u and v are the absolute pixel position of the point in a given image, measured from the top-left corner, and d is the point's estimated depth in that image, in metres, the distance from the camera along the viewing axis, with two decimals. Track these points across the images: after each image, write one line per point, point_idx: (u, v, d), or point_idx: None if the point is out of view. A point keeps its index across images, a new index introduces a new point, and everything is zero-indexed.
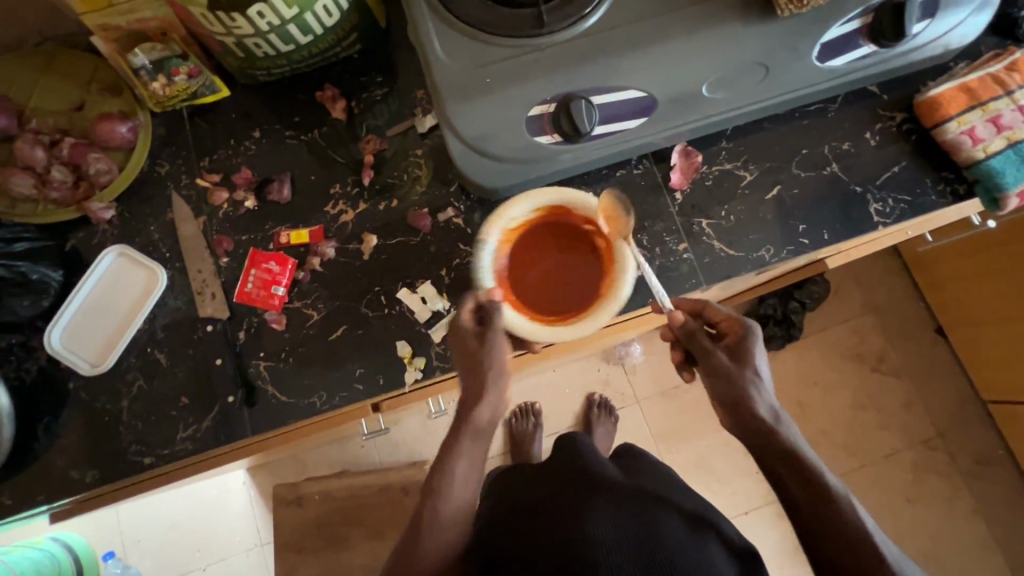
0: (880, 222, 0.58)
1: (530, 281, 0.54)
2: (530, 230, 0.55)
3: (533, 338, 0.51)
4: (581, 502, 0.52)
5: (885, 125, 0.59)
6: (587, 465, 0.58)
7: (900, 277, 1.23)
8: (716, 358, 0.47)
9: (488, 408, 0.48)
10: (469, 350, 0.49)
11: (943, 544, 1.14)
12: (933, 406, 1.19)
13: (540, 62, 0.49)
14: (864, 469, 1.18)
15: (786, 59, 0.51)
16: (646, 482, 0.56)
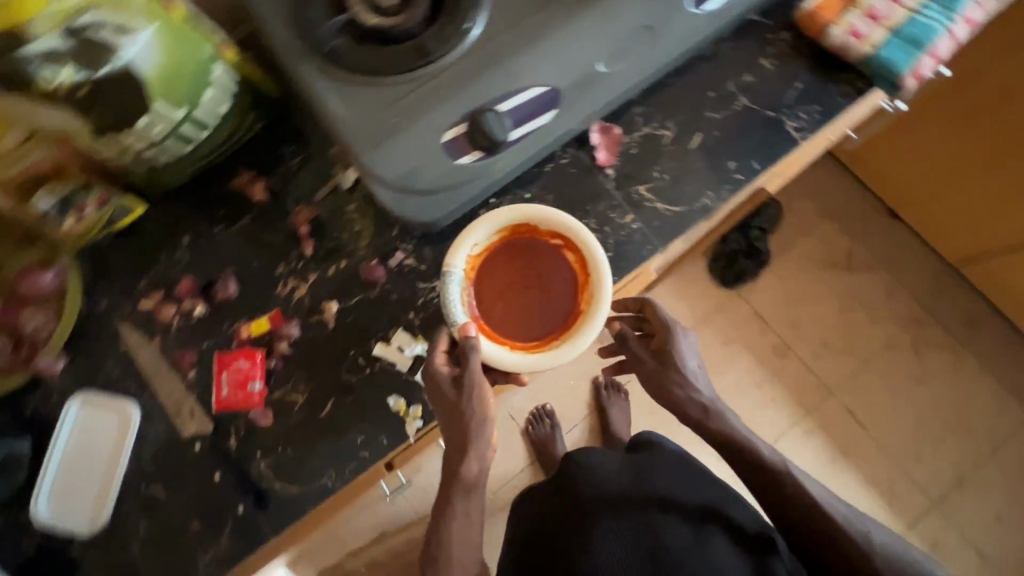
0: (800, 137, 0.60)
1: (506, 308, 0.56)
2: (491, 255, 0.57)
3: (516, 368, 0.53)
4: (594, 518, 0.61)
5: (777, 46, 0.61)
6: (599, 472, 0.66)
7: (842, 176, 1.28)
8: (651, 359, 0.57)
9: (475, 459, 0.51)
10: (446, 404, 0.51)
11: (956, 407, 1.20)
12: (909, 285, 1.24)
13: (437, 89, 0.50)
14: (867, 363, 1.22)
15: (666, 17, 0.53)
16: (653, 475, 0.65)
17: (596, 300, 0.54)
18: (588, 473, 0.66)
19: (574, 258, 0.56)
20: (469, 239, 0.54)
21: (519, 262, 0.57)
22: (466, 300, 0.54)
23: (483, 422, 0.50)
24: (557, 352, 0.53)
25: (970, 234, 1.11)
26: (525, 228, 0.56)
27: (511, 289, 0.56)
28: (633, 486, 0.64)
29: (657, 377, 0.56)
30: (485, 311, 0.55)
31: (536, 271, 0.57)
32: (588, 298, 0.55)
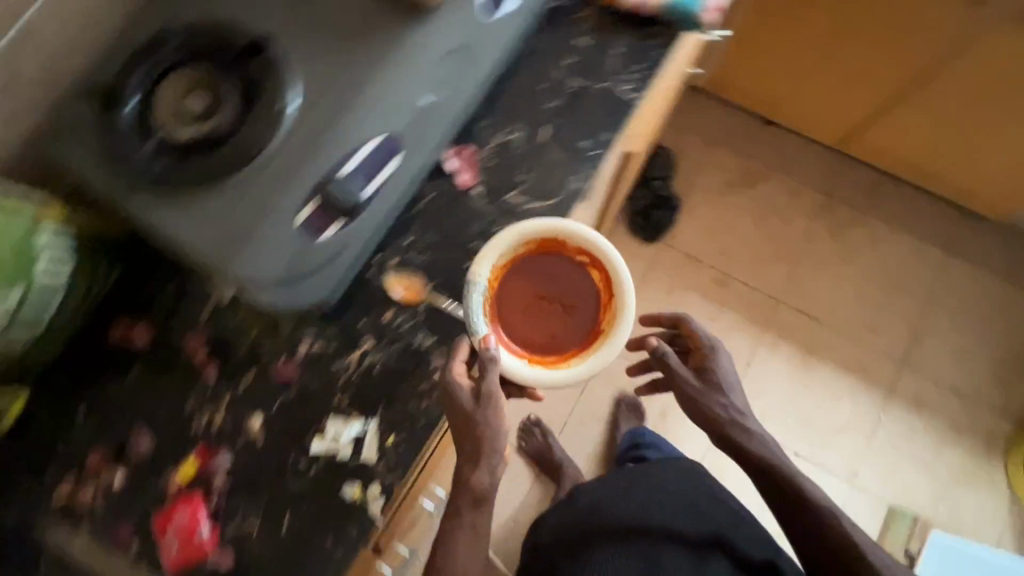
0: (637, 97, 0.62)
1: (530, 316, 0.58)
2: (514, 263, 0.58)
3: (531, 381, 0.55)
4: (610, 540, 0.71)
5: (586, 21, 0.64)
6: (611, 499, 0.77)
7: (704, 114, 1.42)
8: (698, 379, 0.65)
9: (486, 470, 0.52)
10: (461, 415, 0.52)
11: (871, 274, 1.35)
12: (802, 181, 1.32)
13: (275, 176, 0.50)
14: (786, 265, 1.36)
15: (465, 36, 0.55)
16: (660, 493, 0.77)
17: (619, 322, 0.56)
18: (603, 506, 0.76)
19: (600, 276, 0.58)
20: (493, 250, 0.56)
21: (544, 270, 0.59)
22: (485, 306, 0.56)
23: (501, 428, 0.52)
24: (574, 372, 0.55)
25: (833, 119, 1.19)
26: (556, 241, 0.58)
27: (533, 299, 0.59)
28: (641, 511, 0.75)
29: (698, 394, 0.64)
30: (509, 319, 0.58)
31: (561, 285, 0.59)
32: (613, 320, 0.57)
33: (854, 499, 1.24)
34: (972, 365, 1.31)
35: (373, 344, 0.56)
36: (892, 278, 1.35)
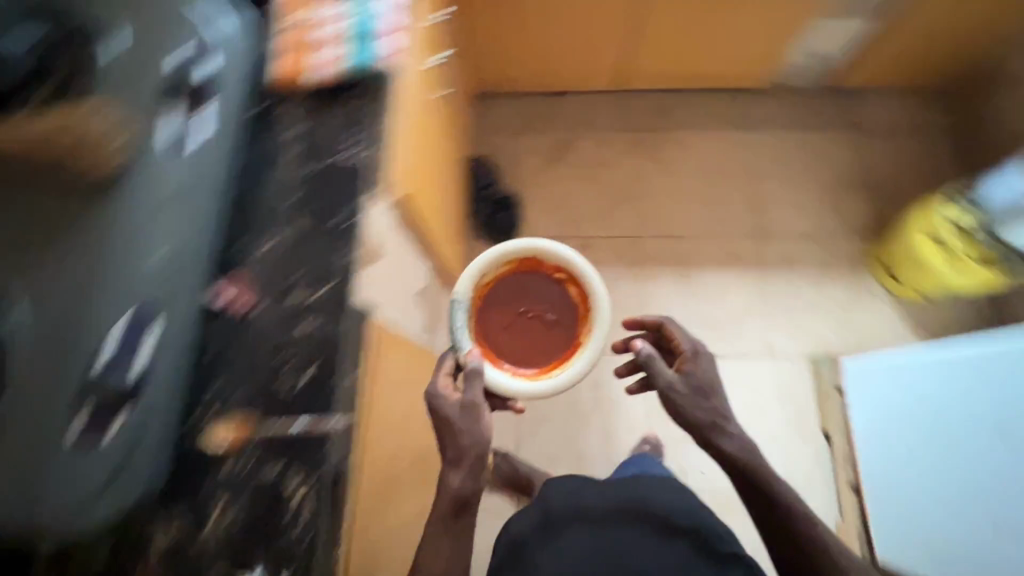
0: (364, 162, 0.67)
1: (511, 329, 0.87)
2: (497, 287, 0.88)
3: (505, 384, 0.81)
4: (583, 526, 0.86)
5: (290, 115, 0.69)
6: (590, 496, 0.90)
7: (511, 109, 1.59)
8: (680, 377, 0.81)
9: (459, 475, 0.75)
10: (446, 421, 0.77)
11: (699, 178, 1.52)
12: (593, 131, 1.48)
13: (34, 402, 0.52)
14: (627, 203, 1.51)
15: (164, 188, 0.58)
16: (633, 493, 0.91)
17: (590, 333, 0.84)
18: (583, 502, 0.90)
19: (574, 292, 0.88)
20: (473, 274, 0.84)
21: (517, 293, 0.89)
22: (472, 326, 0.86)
23: (478, 443, 0.74)
24: (552, 379, 0.82)
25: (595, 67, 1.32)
26: (538, 263, 0.88)
27: (515, 315, 0.88)
28: (614, 504, 0.89)
29: (678, 394, 0.80)
30: (492, 333, 0.87)
31: (537, 305, 0.88)
32: (586, 334, 0.85)
33: (778, 366, 1.38)
34: (820, 211, 1.47)
35: (222, 495, 0.61)
36: (720, 173, 1.52)
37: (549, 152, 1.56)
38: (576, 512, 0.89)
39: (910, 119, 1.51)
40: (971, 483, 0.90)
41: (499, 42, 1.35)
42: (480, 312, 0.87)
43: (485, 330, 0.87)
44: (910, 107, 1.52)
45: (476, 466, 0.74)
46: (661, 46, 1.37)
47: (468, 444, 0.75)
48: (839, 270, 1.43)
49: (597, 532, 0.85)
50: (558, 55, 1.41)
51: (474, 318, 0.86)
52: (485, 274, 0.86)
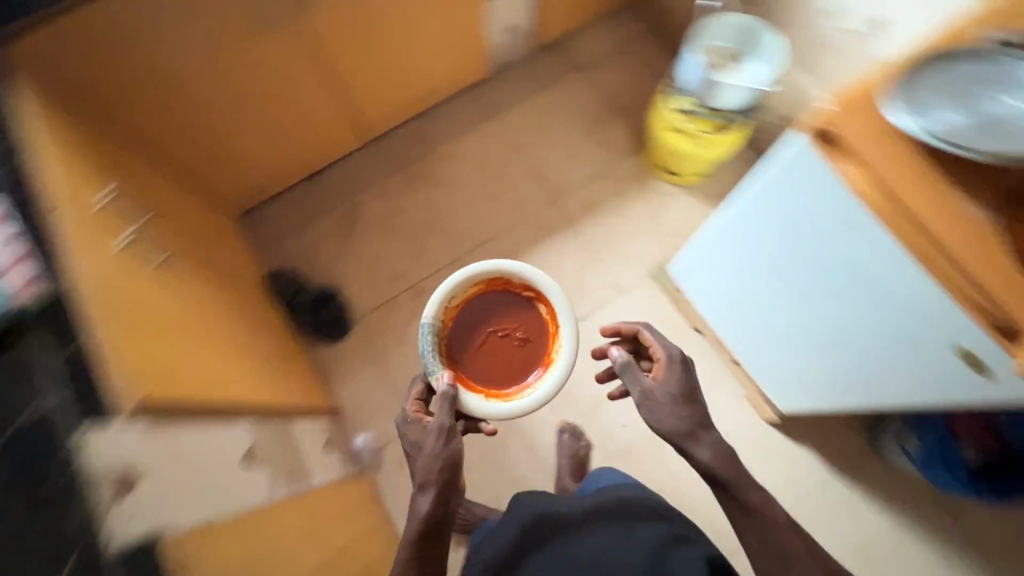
0: (56, 410, 0.73)
1: (485, 349, 1.16)
2: (470, 304, 1.18)
3: (479, 404, 1.07)
4: (560, 540, 0.89)
5: None
6: (570, 507, 0.94)
7: (286, 207, 1.56)
8: (661, 380, 0.90)
9: (426, 497, 0.88)
10: (417, 440, 0.95)
11: (481, 177, 1.57)
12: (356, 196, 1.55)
13: None
14: (433, 233, 1.53)
15: None
16: (615, 506, 0.94)
17: (559, 351, 1.13)
18: (561, 512, 0.93)
19: (545, 309, 1.17)
20: (444, 296, 1.13)
21: (486, 319, 1.18)
22: (444, 343, 1.15)
23: (442, 469, 0.89)
24: (517, 401, 1.10)
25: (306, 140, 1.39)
26: (507, 284, 1.17)
27: (489, 338, 1.17)
28: (592, 515, 0.92)
29: (653, 397, 0.88)
30: (470, 352, 1.16)
31: (511, 328, 1.17)
32: (554, 350, 1.14)
33: (631, 298, 1.46)
34: (593, 150, 1.57)
35: None
36: (496, 164, 1.58)
37: (341, 227, 1.54)
38: (554, 524, 0.91)
39: (622, 38, 1.65)
40: (826, 340, 0.87)
41: (218, 168, 1.32)
42: (453, 329, 1.17)
43: (455, 348, 1.16)
44: (614, 30, 1.67)
45: (449, 487, 0.89)
46: (371, 91, 1.40)
47: (436, 472, 0.89)
48: (633, 190, 1.53)
49: (576, 541, 0.88)
50: (287, 145, 1.38)
51: (445, 338, 1.15)
52: (453, 301, 1.15)
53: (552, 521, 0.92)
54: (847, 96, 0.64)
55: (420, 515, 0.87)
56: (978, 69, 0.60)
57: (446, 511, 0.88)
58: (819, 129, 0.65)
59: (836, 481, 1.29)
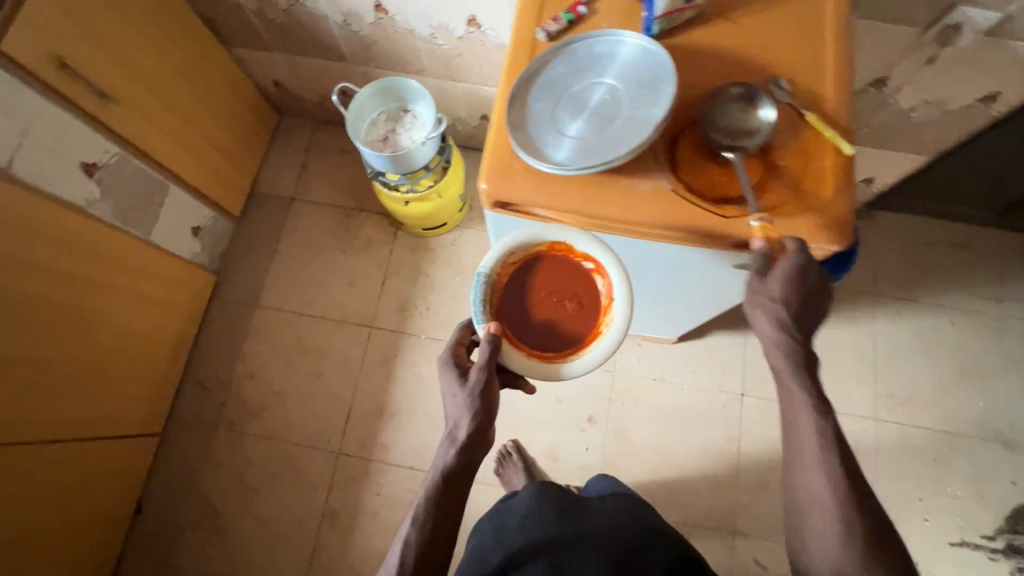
0: None
1: (540, 307, 0.71)
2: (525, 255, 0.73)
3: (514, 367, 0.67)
4: (585, 535, 0.77)
5: None
6: (594, 514, 0.84)
7: (138, 564, 1.28)
8: (776, 277, 0.57)
9: (446, 450, 0.72)
10: (449, 379, 0.76)
11: (292, 365, 1.41)
12: (197, 486, 1.33)
13: None
14: (296, 451, 1.34)
15: None
16: (638, 522, 0.84)
17: (613, 318, 0.68)
18: (586, 515, 0.82)
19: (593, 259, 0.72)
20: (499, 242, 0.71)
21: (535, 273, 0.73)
22: (494, 300, 0.71)
23: (469, 422, 0.71)
24: (572, 364, 0.68)
25: (92, 498, 1.17)
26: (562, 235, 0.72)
27: (551, 294, 0.71)
28: (621, 521, 0.82)
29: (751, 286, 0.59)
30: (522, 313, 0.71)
31: (569, 289, 0.71)
32: (605, 321, 0.69)
33: None
34: (365, 256, 1.49)
35: None
36: (294, 341, 1.43)
37: (207, 529, 1.30)
38: (567, 531, 0.78)
39: (301, 150, 1.58)
40: (685, 303, 0.92)
41: None
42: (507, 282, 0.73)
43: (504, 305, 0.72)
44: (294, 148, 1.58)
45: (474, 442, 0.71)
46: (114, 397, 1.19)
47: (463, 424, 0.72)
48: (424, 261, 1.48)
49: (599, 533, 0.78)
50: (76, 518, 1.14)
51: (494, 294, 0.72)
52: (511, 254, 0.71)
53: (576, 518, 0.81)
54: (489, 167, 0.62)
55: (440, 467, 0.72)
56: (557, 79, 0.62)
57: (466, 463, 0.72)
58: (494, 202, 0.63)
59: (751, 336, 1.39)
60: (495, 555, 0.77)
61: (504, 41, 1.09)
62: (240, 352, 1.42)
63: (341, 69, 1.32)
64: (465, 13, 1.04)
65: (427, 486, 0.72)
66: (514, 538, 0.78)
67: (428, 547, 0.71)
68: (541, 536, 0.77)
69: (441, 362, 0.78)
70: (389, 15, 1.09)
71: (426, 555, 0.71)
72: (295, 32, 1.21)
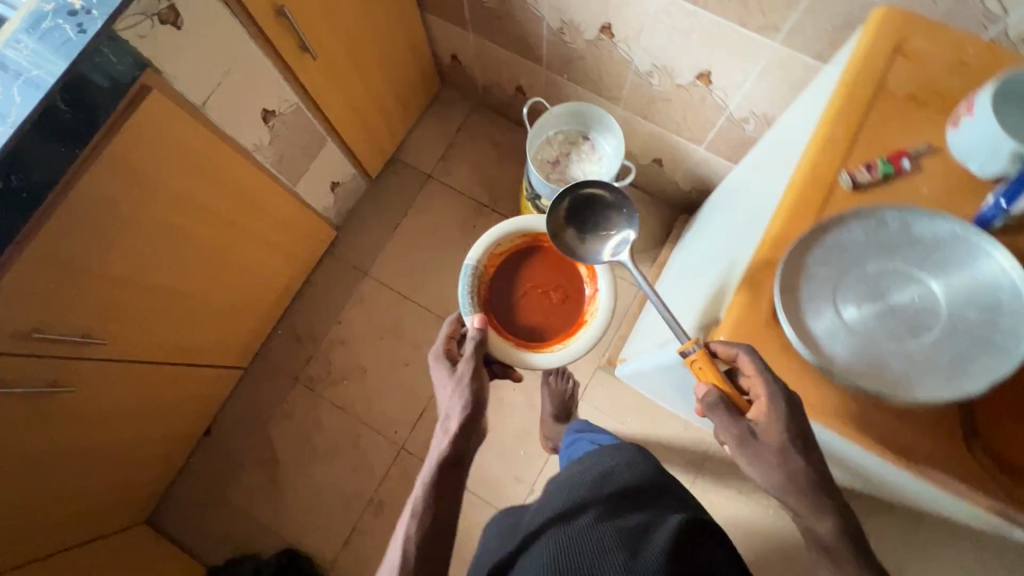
0: None
1: (527, 302, 1.15)
2: (510, 257, 1.17)
3: (505, 346, 1.08)
4: (599, 501, 0.64)
5: None
6: (604, 473, 0.71)
7: (194, 483, 1.34)
8: (767, 431, 0.51)
9: (440, 436, 0.77)
10: (439, 372, 0.91)
11: (383, 344, 1.40)
12: (267, 427, 1.36)
13: None
14: (364, 430, 1.35)
15: None
16: (657, 486, 0.71)
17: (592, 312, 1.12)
18: (597, 477, 0.70)
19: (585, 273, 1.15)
20: (490, 246, 1.13)
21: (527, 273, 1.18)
22: (484, 287, 1.15)
23: (459, 409, 0.78)
24: (556, 347, 1.10)
25: (184, 409, 1.22)
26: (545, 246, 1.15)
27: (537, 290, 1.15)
28: (637, 484, 0.69)
29: (740, 448, 0.54)
30: (508, 307, 1.15)
31: (550, 288, 1.16)
32: (589, 310, 1.13)
33: (604, 390, 1.34)
34: None
35: None
36: (391, 321, 1.41)
37: (264, 473, 1.33)
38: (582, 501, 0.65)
39: (453, 128, 1.52)
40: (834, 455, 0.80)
41: (116, 496, 1.16)
42: (496, 277, 1.16)
43: (495, 296, 1.16)
44: (446, 124, 1.52)
45: (468, 430, 0.76)
46: (228, 328, 1.22)
47: (456, 413, 0.77)
48: None
49: (612, 502, 0.64)
50: (166, 426, 1.19)
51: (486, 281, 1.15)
52: (496, 252, 1.15)
53: (589, 482, 0.69)
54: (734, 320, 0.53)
55: (434, 456, 0.75)
56: (852, 247, 0.51)
57: (460, 453, 0.74)
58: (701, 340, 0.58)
59: None
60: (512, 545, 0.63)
61: (730, 106, 0.96)
62: (339, 314, 1.42)
63: (530, 69, 1.22)
64: (702, 67, 0.92)
65: (425, 476, 0.72)
66: (528, 522, 0.65)
67: (427, 549, 0.66)
68: (554, 512, 0.63)
69: (433, 357, 0.94)
70: (614, 40, 0.98)
71: (429, 549, 0.66)
72: (501, 22, 1.12)
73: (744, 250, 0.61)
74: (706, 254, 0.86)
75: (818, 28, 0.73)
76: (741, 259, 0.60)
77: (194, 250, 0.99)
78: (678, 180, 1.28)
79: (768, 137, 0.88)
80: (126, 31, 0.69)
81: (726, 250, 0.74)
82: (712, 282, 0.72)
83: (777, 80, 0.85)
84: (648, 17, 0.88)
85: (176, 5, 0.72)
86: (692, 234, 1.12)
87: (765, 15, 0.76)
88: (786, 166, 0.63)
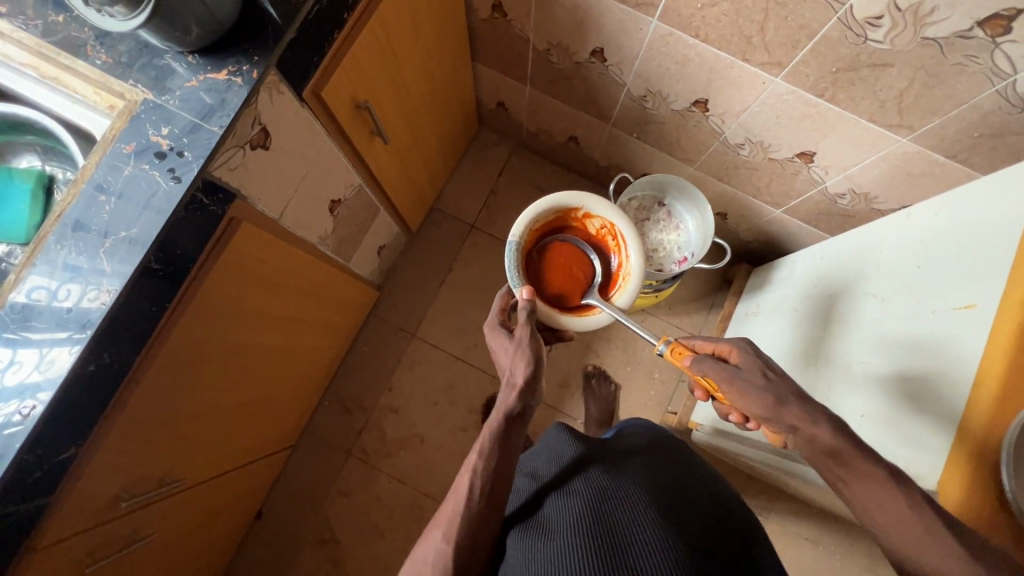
0: None
1: (562, 271, 0.92)
2: (541, 225, 0.93)
3: (548, 317, 0.85)
4: (612, 459, 0.66)
5: None
6: (614, 443, 0.72)
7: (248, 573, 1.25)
8: (748, 360, 0.64)
9: (505, 395, 0.63)
10: (497, 338, 0.75)
11: (438, 410, 1.33)
12: (321, 505, 1.28)
13: None
14: (426, 502, 1.28)
15: None
16: (673, 459, 0.70)
17: (626, 274, 0.90)
18: (610, 447, 0.71)
19: (612, 242, 0.94)
20: (527, 216, 0.89)
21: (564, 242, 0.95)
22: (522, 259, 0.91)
23: (525, 365, 0.65)
24: (596, 316, 0.87)
25: (239, 507, 1.13)
26: (575, 212, 0.94)
27: (571, 264, 0.93)
28: (648, 451, 0.71)
29: (728, 373, 0.63)
30: (543, 277, 0.91)
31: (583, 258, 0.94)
32: (622, 275, 0.91)
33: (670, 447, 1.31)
34: None
35: None
36: (444, 383, 1.34)
37: (322, 555, 1.26)
38: (573, 462, 0.65)
39: (493, 173, 1.43)
40: None
41: None
42: (531, 249, 0.94)
43: (532, 268, 0.92)
44: (484, 170, 1.44)
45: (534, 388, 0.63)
46: (283, 417, 1.13)
47: (520, 369, 0.64)
48: (597, 339, 1.37)
49: (629, 464, 0.65)
50: (224, 527, 1.10)
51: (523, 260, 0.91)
52: (533, 222, 0.90)
53: (603, 449, 0.70)
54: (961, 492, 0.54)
55: (497, 416, 0.61)
56: None
57: (524, 412, 0.62)
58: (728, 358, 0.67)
59: None
60: (537, 493, 0.63)
61: (827, 182, 0.92)
62: (388, 380, 1.34)
63: (592, 124, 1.16)
64: (806, 147, 0.87)
65: (488, 431, 0.59)
66: (546, 471, 0.66)
67: (493, 491, 0.56)
68: (571, 466, 0.64)
69: (488, 326, 0.77)
70: (706, 113, 0.92)
71: (498, 493, 0.56)
72: (570, 82, 1.04)
73: (935, 404, 0.60)
74: (829, 357, 0.84)
75: (961, 133, 0.70)
76: (948, 418, 0.58)
77: (259, 360, 0.89)
78: (742, 233, 1.24)
79: (885, 227, 0.86)
80: (220, 169, 0.60)
81: (882, 379, 0.70)
82: (871, 412, 0.70)
83: (894, 168, 0.81)
84: (757, 99, 0.83)
85: (267, 126, 0.63)
86: (773, 301, 1.10)
87: (901, 115, 0.72)
88: (959, 308, 0.61)
